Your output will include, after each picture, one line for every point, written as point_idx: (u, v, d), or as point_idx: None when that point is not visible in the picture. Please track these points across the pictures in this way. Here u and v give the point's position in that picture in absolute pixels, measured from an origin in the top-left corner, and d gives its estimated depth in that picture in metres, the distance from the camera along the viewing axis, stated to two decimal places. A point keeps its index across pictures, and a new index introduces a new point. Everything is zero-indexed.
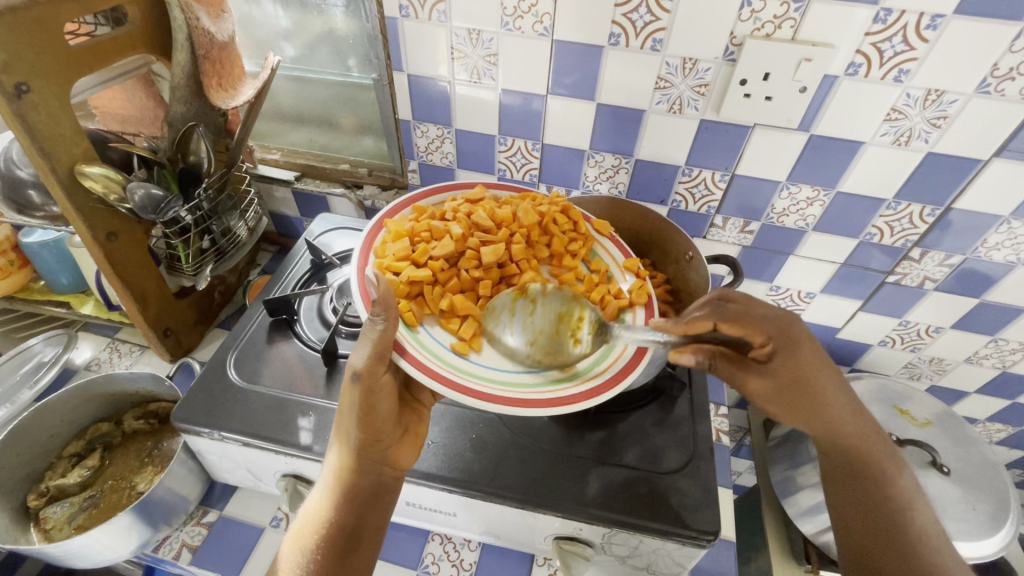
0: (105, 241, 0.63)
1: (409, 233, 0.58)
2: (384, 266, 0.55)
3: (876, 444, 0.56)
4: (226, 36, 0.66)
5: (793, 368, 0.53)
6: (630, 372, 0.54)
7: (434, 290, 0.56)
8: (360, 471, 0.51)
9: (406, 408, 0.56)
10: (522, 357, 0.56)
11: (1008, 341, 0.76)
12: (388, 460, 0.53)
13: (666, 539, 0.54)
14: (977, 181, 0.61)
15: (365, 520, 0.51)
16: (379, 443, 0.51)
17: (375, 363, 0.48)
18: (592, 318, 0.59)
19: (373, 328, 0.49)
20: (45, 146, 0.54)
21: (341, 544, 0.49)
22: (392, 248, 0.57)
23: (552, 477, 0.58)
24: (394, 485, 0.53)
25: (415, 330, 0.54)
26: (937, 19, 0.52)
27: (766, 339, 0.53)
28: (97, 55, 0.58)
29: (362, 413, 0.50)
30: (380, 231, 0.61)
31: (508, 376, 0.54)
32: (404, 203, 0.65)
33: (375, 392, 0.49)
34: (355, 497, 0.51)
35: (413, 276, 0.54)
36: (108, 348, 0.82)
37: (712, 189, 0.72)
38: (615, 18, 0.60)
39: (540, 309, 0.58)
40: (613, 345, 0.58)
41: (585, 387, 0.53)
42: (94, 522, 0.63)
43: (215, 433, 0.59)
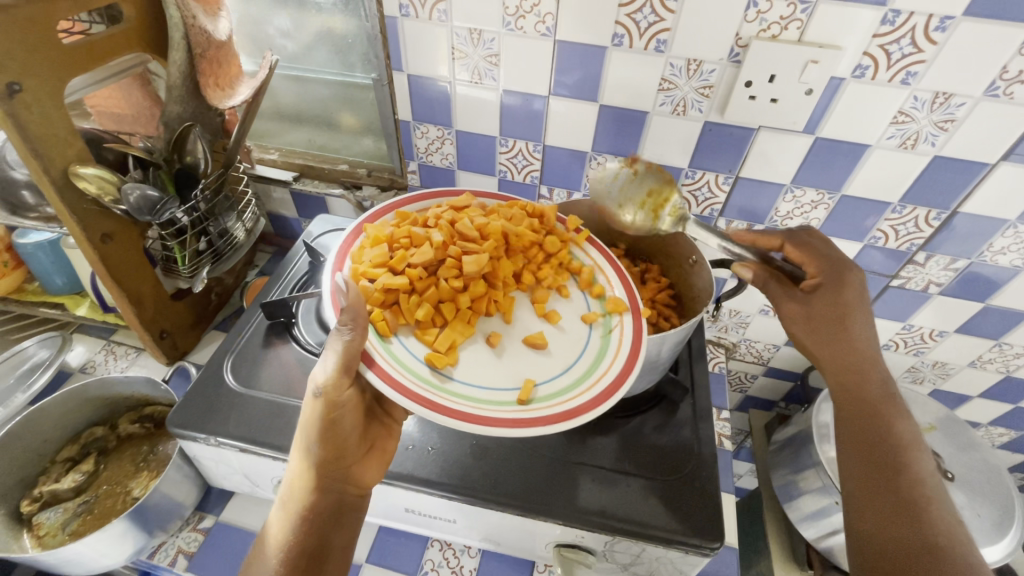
0: (99, 243, 0.62)
1: (389, 238, 0.57)
2: (359, 272, 0.54)
3: (882, 399, 0.55)
4: (224, 34, 0.65)
5: (832, 301, 0.55)
6: (597, 403, 0.52)
7: (410, 299, 0.54)
8: (321, 490, 0.50)
9: (376, 422, 0.55)
10: (499, 372, 0.54)
11: (1012, 345, 0.75)
12: (350, 479, 0.52)
13: (669, 548, 0.54)
14: (984, 185, 0.60)
15: (330, 541, 0.50)
16: (342, 459, 0.51)
17: (339, 377, 0.48)
18: (677, 204, 0.61)
19: (339, 338, 0.48)
20: (39, 147, 0.53)
21: (303, 565, 0.47)
22: (369, 253, 0.56)
23: (553, 484, 0.57)
24: (357, 503, 0.53)
25: (388, 340, 0.52)
26: (946, 21, 0.51)
27: (818, 270, 0.56)
28: (91, 55, 0.57)
29: (324, 430, 0.50)
30: (359, 236, 0.60)
31: (483, 394, 0.51)
32: (388, 208, 0.64)
33: (339, 408, 0.49)
34: (318, 516, 0.50)
35: (388, 284, 0.52)
36: (104, 350, 0.81)
37: (715, 192, 0.72)
38: (618, 19, 0.59)
39: (639, 180, 0.65)
40: (592, 369, 0.55)
41: (596, 391, 0.53)
42: (88, 529, 0.62)
43: (211, 439, 0.58)
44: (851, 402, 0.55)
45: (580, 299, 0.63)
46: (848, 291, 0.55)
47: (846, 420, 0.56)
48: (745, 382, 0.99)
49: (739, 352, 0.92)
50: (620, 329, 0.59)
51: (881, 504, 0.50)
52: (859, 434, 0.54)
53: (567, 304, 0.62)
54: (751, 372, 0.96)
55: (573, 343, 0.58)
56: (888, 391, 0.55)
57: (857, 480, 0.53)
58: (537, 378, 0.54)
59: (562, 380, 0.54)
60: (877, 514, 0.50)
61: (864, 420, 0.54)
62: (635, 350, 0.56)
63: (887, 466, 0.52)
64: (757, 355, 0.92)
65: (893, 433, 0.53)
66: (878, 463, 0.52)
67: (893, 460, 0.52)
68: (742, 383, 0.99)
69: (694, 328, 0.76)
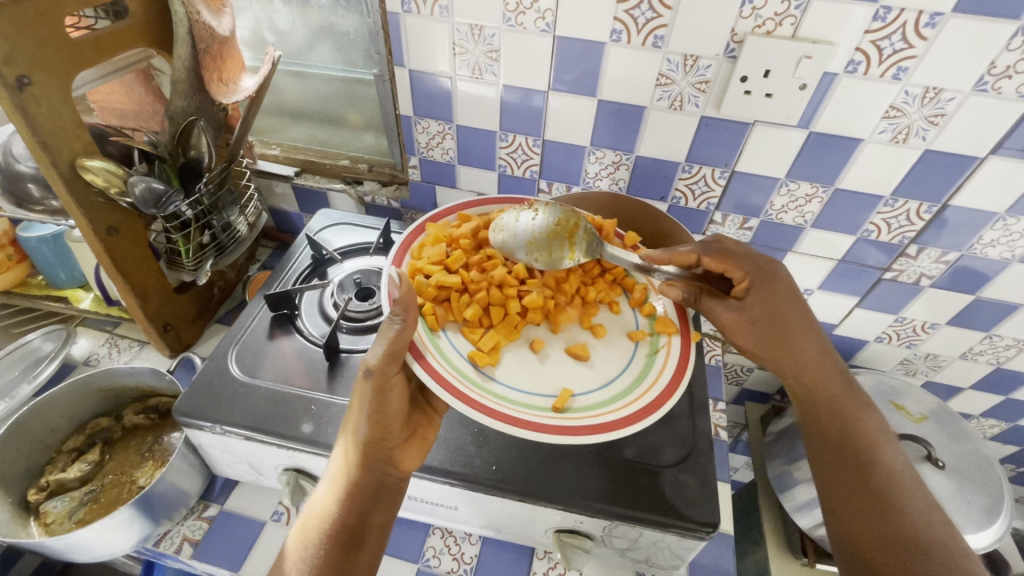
0: (105, 236, 0.63)
1: (448, 239, 0.63)
2: (417, 267, 0.60)
3: (846, 395, 0.61)
4: (226, 31, 0.66)
5: (765, 303, 0.61)
6: (630, 422, 0.53)
7: (461, 298, 0.58)
8: (363, 467, 0.52)
9: (417, 410, 0.56)
10: (539, 378, 0.57)
11: (1003, 337, 0.77)
12: (392, 461, 0.53)
13: (666, 532, 0.55)
14: (974, 178, 0.62)
15: (368, 518, 0.51)
16: (385, 441, 0.52)
17: (388, 361, 0.49)
18: (588, 228, 0.63)
19: (390, 327, 0.50)
20: (47, 139, 0.54)
21: (344, 540, 0.50)
22: (429, 251, 0.62)
23: (552, 471, 0.58)
24: (396, 485, 0.54)
25: (435, 333, 0.56)
26: (936, 18, 0.52)
27: (745, 275, 0.61)
28: (98, 49, 0.57)
29: (373, 409, 0.51)
30: (420, 234, 0.66)
31: (518, 396, 0.54)
32: (451, 212, 0.70)
33: (387, 391, 0.50)
34: (359, 494, 0.51)
35: (441, 280, 0.57)
36: (107, 343, 0.82)
37: (712, 186, 0.73)
38: (617, 15, 0.60)
39: (543, 214, 0.63)
40: (632, 388, 0.57)
41: (645, 401, 0.55)
42: (95, 517, 0.63)
43: (216, 428, 0.59)
44: (817, 405, 0.61)
45: (629, 316, 0.66)
46: (778, 289, 0.61)
47: (814, 422, 0.62)
48: (742, 375, 1.00)
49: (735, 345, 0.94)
50: (666, 351, 0.61)
51: (858, 497, 0.56)
52: (829, 433, 0.60)
53: (615, 318, 0.65)
54: (747, 365, 0.97)
55: (616, 357, 0.60)
56: (851, 387, 0.62)
57: (835, 480, 0.58)
58: (574, 390, 0.56)
59: (600, 394, 0.56)
60: (851, 502, 0.56)
61: (831, 414, 0.61)
62: (678, 372, 0.59)
63: (859, 463, 0.57)
64: None
65: (860, 429, 0.59)
66: (850, 460, 0.58)
67: (865, 458, 0.57)
68: (738, 376, 1.00)
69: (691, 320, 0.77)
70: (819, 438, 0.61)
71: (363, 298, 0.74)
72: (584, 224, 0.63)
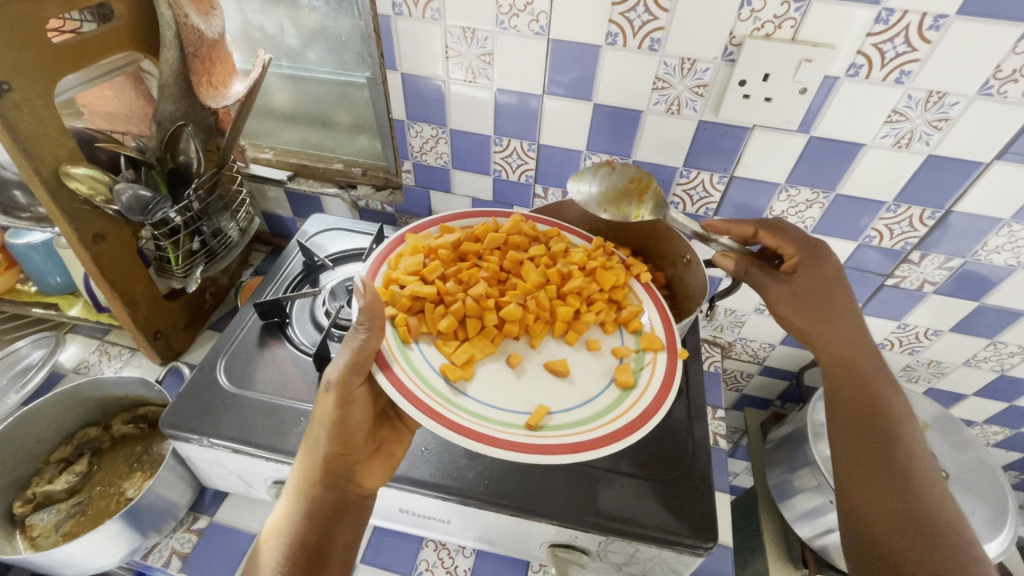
0: (91, 244, 0.62)
1: (427, 249, 0.63)
2: (393, 278, 0.59)
3: (874, 374, 0.58)
4: (216, 33, 0.65)
5: (813, 277, 0.60)
6: (607, 442, 0.51)
7: (436, 309, 0.57)
8: (324, 485, 0.50)
9: (386, 426, 0.56)
10: (514, 393, 0.55)
11: (1007, 344, 0.76)
12: (353, 477, 0.52)
13: (662, 548, 0.54)
14: (978, 183, 0.60)
15: (330, 538, 0.50)
16: (347, 457, 0.51)
17: (352, 372, 0.49)
18: (657, 192, 0.63)
19: (355, 337, 0.49)
20: (28, 146, 0.53)
21: (304, 560, 0.47)
22: (406, 261, 0.61)
23: (546, 484, 0.57)
24: (359, 504, 0.53)
25: (408, 346, 0.55)
26: (940, 20, 0.51)
27: (795, 253, 0.61)
28: (82, 54, 0.56)
29: (334, 423, 0.50)
30: (400, 244, 0.65)
31: (489, 412, 0.52)
32: (433, 223, 0.69)
33: (350, 403, 0.50)
34: (319, 511, 0.50)
35: (416, 292, 0.57)
36: (98, 351, 0.81)
37: (710, 191, 0.71)
38: (612, 17, 0.59)
39: (618, 171, 0.65)
40: (612, 407, 0.55)
41: (620, 423, 0.53)
42: (82, 530, 0.62)
43: (204, 440, 0.58)
44: (845, 380, 0.58)
45: (616, 332, 0.64)
46: (826, 266, 0.60)
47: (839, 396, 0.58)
48: (741, 381, 0.99)
49: (735, 351, 0.92)
50: (651, 367, 0.59)
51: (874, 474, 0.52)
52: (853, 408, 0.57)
53: (600, 333, 0.63)
54: (747, 371, 0.96)
55: (597, 374, 0.59)
56: (881, 369, 0.58)
57: (850, 460, 0.55)
58: (551, 406, 0.54)
59: (578, 412, 0.54)
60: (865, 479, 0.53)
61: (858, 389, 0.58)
62: (665, 384, 0.57)
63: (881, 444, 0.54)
64: (752, 354, 0.92)
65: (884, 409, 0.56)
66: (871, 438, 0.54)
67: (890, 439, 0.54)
68: (738, 382, 0.99)
69: (690, 327, 0.76)
70: (842, 411, 0.58)
71: (356, 306, 0.73)
72: (654, 185, 0.63)
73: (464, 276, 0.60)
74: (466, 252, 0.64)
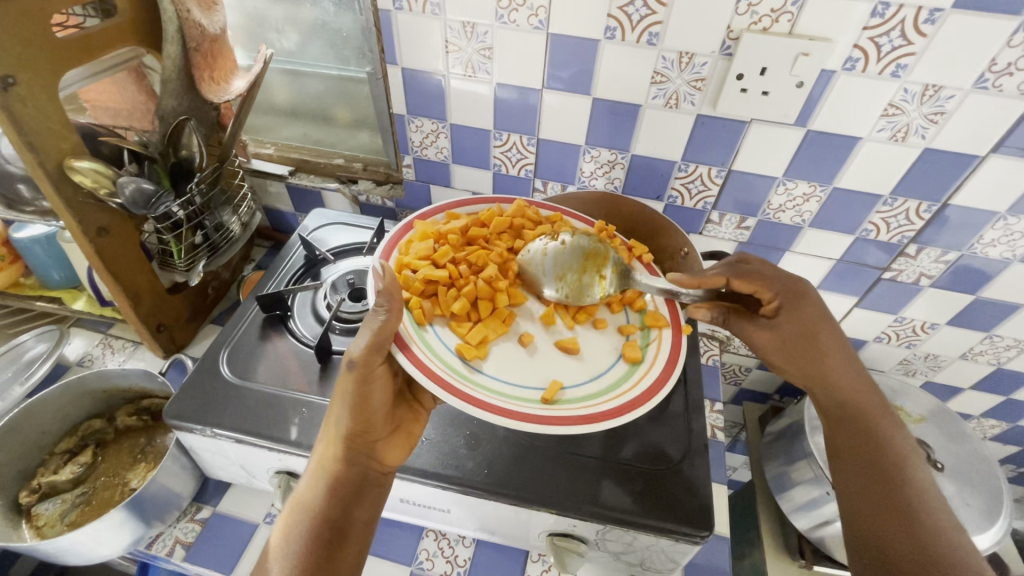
0: (95, 237, 0.62)
1: (436, 235, 0.63)
2: (405, 263, 0.59)
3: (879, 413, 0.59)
4: (218, 28, 0.65)
5: (798, 322, 0.59)
6: (621, 412, 0.52)
7: (449, 292, 0.58)
8: (347, 462, 0.51)
9: (403, 405, 0.57)
10: (528, 371, 0.56)
11: (1003, 337, 0.76)
12: (375, 454, 0.53)
13: (659, 536, 0.54)
14: (974, 176, 0.61)
15: (352, 514, 0.51)
16: (368, 435, 0.52)
17: (372, 352, 0.49)
18: (616, 260, 0.62)
19: (375, 318, 0.50)
20: (34, 140, 0.53)
21: (326, 536, 0.49)
22: (416, 247, 0.61)
23: (545, 474, 0.57)
24: (380, 480, 0.53)
25: (423, 328, 0.55)
26: (935, 14, 0.51)
27: (773, 296, 0.60)
28: (86, 48, 0.57)
29: (355, 402, 0.51)
30: (408, 232, 0.65)
31: (504, 388, 0.53)
32: (439, 211, 0.69)
33: (370, 381, 0.50)
34: (342, 488, 0.51)
35: (429, 275, 0.57)
36: (101, 344, 0.82)
37: (708, 185, 0.72)
38: (611, 12, 0.59)
39: (570, 248, 0.61)
40: (621, 380, 0.57)
41: (640, 389, 0.55)
42: (87, 519, 0.62)
43: (207, 431, 0.59)
44: (852, 426, 0.58)
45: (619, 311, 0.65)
46: (808, 309, 0.60)
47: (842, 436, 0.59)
48: (740, 375, 0.99)
49: (733, 345, 0.93)
50: (657, 343, 0.60)
51: (884, 515, 0.53)
52: (857, 446, 0.58)
53: (607, 312, 0.65)
54: (745, 365, 0.97)
55: (606, 350, 0.60)
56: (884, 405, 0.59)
57: (858, 494, 0.55)
58: (565, 381, 0.56)
59: (590, 386, 0.55)
60: (872, 517, 0.53)
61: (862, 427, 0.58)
62: (671, 361, 0.58)
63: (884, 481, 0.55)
64: (751, 348, 0.92)
65: (889, 445, 0.56)
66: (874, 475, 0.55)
67: (892, 473, 0.55)
68: (736, 376, 1.00)
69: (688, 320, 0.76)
70: (844, 445, 0.59)
71: (357, 299, 0.73)
72: (613, 255, 0.62)
73: (474, 259, 0.60)
74: (474, 237, 0.64)
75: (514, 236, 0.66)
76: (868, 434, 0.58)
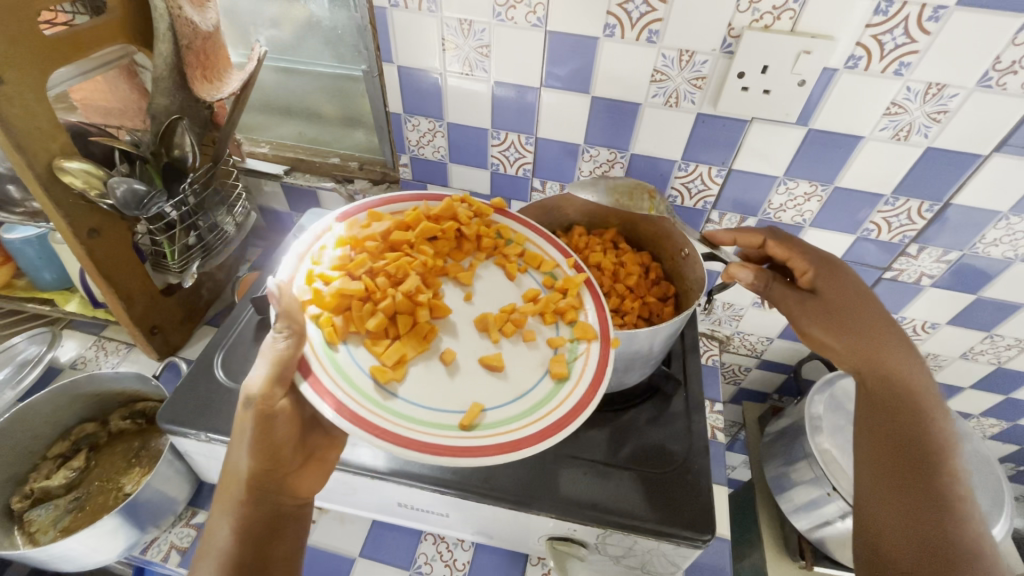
0: (86, 238, 0.61)
1: (352, 242, 0.58)
2: (315, 276, 0.54)
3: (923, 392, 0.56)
4: (210, 25, 0.64)
5: (838, 292, 0.59)
6: (543, 438, 0.49)
7: (363, 307, 0.52)
8: (253, 501, 0.50)
9: (315, 432, 0.55)
10: (446, 391, 0.51)
11: (1004, 336, 0.76)
12: (284, 489, 0.53)
13: (661, 540, 0.54)
14: (977, 175, 0.60)
15: (267, 552, 0.50)
16: (276, 471, 0.51)
17: (272, 387, 0.47)
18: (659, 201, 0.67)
19: (274, 346, 0.48)
20: (23, 141, 0.52)
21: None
22: (330, 256, 0.56)
23: (544, 478, 0.57)
24: (295, 513, 0.54)
25: (334, 349, 0.50)
26: (939, 11, 0.50)
27: (807, 267, 0.61)
28: (75, 47, 0.56)
29: (256, 441, 0.49)
30: (326, 238, 0.60)
31: (421, 414, 0.49)
32: (360, 210, 0.64)
33: (273, 418, 0.49)
34: (250, 528, 0.50)
35: (340, 289, 0.52)
36: (94, 346, 0.81)
37: (708, 184, 0.71)
38: (610, 9, 0.58)
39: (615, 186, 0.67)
40: (547, 399, 0.52)
41: (561, 412, 0.51)
42: (80, 525, 0.62)
43: (201, 435, 0.58)
44: (894, 406, 0.56)
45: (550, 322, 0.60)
46: (845, 281, 0.60)
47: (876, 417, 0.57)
48: (739, 374, 0.99)
49: (733, 344, 0.92)
50: (585, 358, 0.56)
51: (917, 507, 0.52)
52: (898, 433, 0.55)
53: (537, 323, 0.59)
54: (745, 365, 0.96)
55: (532, 366, 0.55)
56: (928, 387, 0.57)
57: (887, 487, 0.54)
58: (485, 404, 0.51)
59: (512, 408, 0.51)
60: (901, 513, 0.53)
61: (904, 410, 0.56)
62: (596, 379, 0.54)
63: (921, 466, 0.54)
64: (750, 347, 0.92)
65: (927, 429, 0.55)
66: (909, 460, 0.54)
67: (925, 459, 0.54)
68: (736, 376, 0.99)
69: (688, 321, 0.76)
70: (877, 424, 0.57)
71: None
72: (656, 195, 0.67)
73: (393, 269, 0.55)
74: (397, 242, 0.59)
75: (441, 238, 0.62)
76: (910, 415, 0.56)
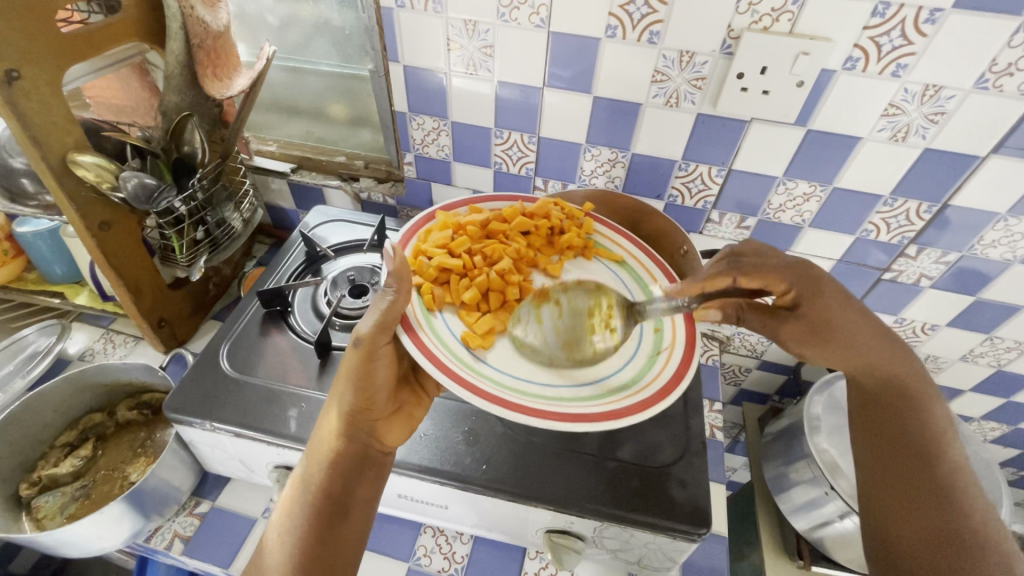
0: (97, 231, 0.63)
1: (456, 225, 0.63)
2: (422, 250, 0.60)
3: (921, 386, 0.58)
4: (221, 25, 0.65)
5: (820, 311, 0.56)
6: (620, 414, 0.49)
7: (461, 281, 0.58)
8: (348, 437, 0.52)
9: (406, 388, 0.57)
10: (530, 368, 0.54)
11: (1004, 339, 0.76)
12: (374, 433, 0.53)
13: (656, 533, 0.54)
14: (974, 177, 0.61)
15: (351, 491, 0.51)
16: (370, 412, 0.52)
17: (380, 332, 0.50)
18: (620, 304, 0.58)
19: (384, 298, 0.50)
20: (37, 134, 0.54)
21: (326, 511, 0.50)
22: (435, 236, 0.62)
23: (543, 471, 0.57)
24: (381, 460, 0.54)
25: (432, 315, 0.56)
26: (936, 14, 0.51)
27: (788, 289, 0.56)
28: (90, 43, 0.57)
29: (358, 379, 0.51)
30: (431, 220, 0.65)
31: (506, 380, 0.52)
32: (465, 203, 0.69)
33: (374, 359, 0.51)
34: (341, 463, 0.51)
35: (443, 262, 0.57)
36: (102, 339, 0.82)
37: (709, 184, 0.72)
38: (611, 10, 0.59)
39: (568, 311, 0.57)
40: (626, 386, 0.54)
41: (642, 399, 0.51)
42: (85, 512, 0.63)
43: (207, 424, 0.59)
44: (897, 402, 0.57)
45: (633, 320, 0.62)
46: (827, 297, 0.56)
47: (881, 413, 0.58)
48: (740, 375, 0.99)
49: (733, 345, 0.93)
50: (667, 358, 0.56)
51: (920, 499, 0.54)
52: (900, 432, 0.57)
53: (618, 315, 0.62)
54: (745, 365, 0.97)
55: (611, 357, 0.57)
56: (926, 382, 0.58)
57: (889, 485, 0.56)
58: (566, 380, 0.54)
59: (588, 390, 0.53)
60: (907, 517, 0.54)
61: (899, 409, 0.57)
62: (680, 373, 0.54)
63: (921, 454, 0.55)
64: (751, 347, 0.92)
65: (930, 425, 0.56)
66: (914, 455, 0.56)
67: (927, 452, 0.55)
68: (736, 377, 1.00)
69: None
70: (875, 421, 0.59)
71: (357, 295, 0.74)
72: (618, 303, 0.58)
73: (490, 251, 0.60)
74: (494, 231, 0.63)
75: (534, 233, 0.64)
76: (907, 411, 0.57)
